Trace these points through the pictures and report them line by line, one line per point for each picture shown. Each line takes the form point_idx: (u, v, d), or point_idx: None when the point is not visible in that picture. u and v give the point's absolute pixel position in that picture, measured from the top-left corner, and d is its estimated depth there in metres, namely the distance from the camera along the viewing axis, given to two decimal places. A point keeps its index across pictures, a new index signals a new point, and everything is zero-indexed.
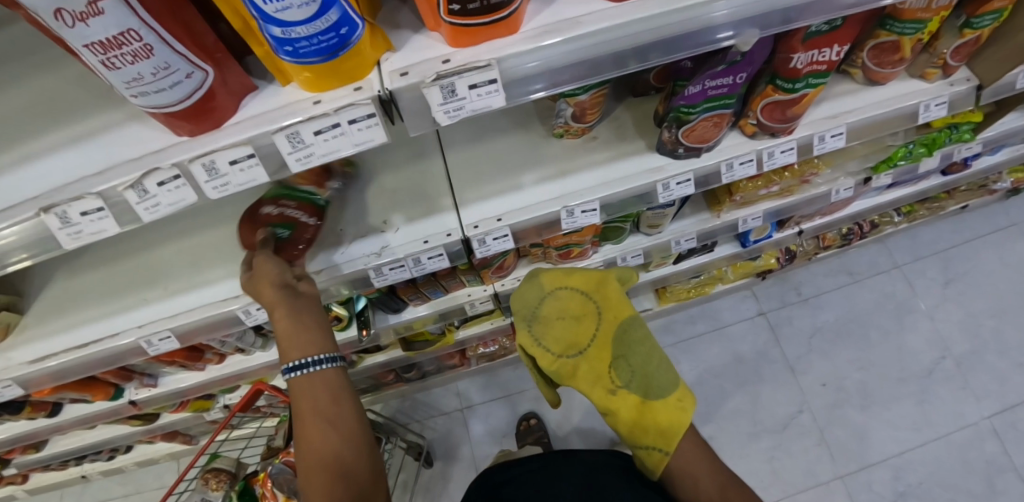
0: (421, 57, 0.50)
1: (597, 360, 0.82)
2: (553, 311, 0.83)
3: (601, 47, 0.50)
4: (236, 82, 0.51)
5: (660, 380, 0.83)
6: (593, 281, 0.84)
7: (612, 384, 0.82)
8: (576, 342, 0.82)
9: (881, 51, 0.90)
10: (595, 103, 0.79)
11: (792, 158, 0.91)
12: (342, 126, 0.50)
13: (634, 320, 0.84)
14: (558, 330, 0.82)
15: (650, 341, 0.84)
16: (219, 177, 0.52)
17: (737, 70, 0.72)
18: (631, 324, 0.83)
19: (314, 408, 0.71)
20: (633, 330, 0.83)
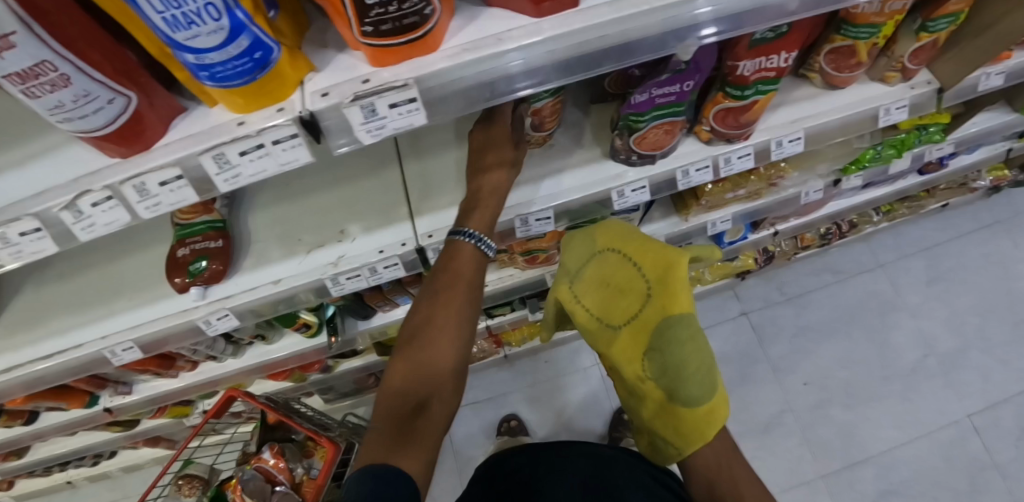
0: (344, 77, 0.51)
1: (633, 338, 0.76)
2: (597, 276, 0.79)
3: (524, 62, 0.51)
4: (164, 105, 0.52)
5: (691, 389, 0.70)
6: (659, 259, 0.75)
7: (642, 371, 0.75)
8: (617, 315, 0.77)
9: (837, 56, 0.90)
10: (554, 111, 0.78)
11: (750, 163, 0.92)
12: (266, 146, 0.51)
13: (688, 317, 0.71)
14: (597, 295, 0.79)
15: (696, 344, 0.71)
16: (150, 198, 0.53)
17: (685, 78, 0.72)
18: (684, 319, 0.71)
19: (466, 277, 0.72)
20: (686, 326, 0.71)
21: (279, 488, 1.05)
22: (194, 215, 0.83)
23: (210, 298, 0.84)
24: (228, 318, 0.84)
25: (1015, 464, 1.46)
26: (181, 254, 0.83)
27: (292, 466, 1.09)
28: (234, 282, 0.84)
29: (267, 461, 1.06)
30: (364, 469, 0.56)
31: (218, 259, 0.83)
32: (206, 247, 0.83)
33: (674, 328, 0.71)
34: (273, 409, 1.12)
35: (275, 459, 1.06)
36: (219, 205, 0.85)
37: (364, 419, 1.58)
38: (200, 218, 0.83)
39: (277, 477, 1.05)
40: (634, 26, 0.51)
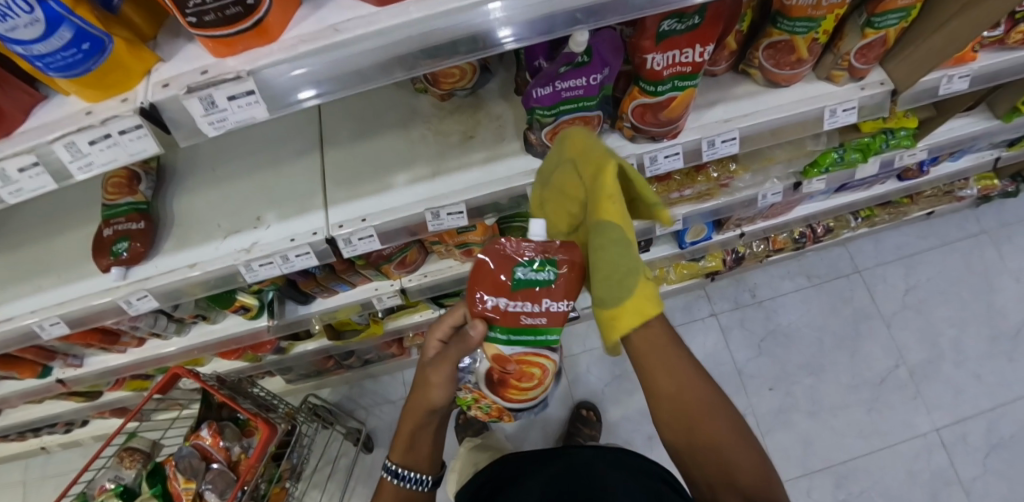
0: (186, 68, 0.51)
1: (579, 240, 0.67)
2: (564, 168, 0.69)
3: (367, 56, 0.50)
4: (21, 93, 0.53)
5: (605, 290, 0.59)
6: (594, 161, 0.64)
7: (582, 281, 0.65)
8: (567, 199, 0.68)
9: (776, 51, 0.86)
10: (520, 374, 0.60)
11: (678, 163, 0.89)
12: (113, 136, 0.51)
13: (596, 224, 0.60)
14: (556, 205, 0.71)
15: (615, 252, 0.59)
16: (11, 184, 0.54)
17: (589, 71, 0.70)
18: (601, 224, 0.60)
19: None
20: (604, 232, 0.60)
21: (214, 465, 1.08)
22: (117, 195, 0.84)
23: (130, 279, 0.85)
24: (148, 299, 0.85)
25: (980, 481, 1.41)
26: (104, 233, 0.84)
27: (229, 445, 1.11)
28: (155, 264, 0.86)
29: (204, 439, 1.09)
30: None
31: (139, 241, 0.84)
32: (128, 228, 0.84)
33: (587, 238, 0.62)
34: (218, 390, 1.13)
35: (212, 438, 1.09)
36: (144, 190, 0.87)
37: (326, 401, 1.61)
38: (122, 197, 0.84)
39: (213, 455, 1.09)
40: (481, 19, 0.50)
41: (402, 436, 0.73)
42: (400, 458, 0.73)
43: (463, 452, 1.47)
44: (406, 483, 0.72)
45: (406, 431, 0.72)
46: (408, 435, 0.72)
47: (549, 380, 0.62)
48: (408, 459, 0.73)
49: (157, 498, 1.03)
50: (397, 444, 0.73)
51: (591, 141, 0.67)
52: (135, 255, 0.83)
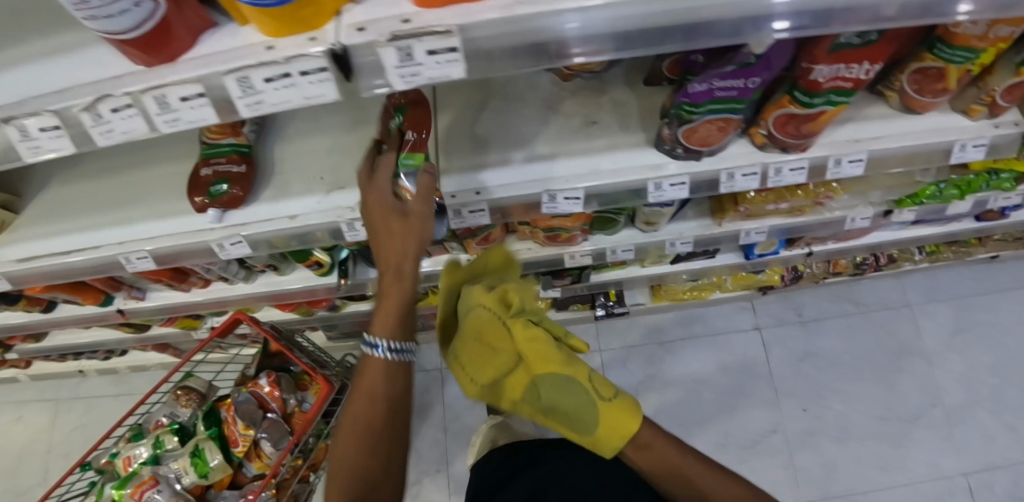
0: (384, 13, 0.47)
1: (518, 382, 0.66)
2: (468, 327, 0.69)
3: (577, 30, 0.47)
4: (193, 16, 0.50)
5: (578, 406, 0.63)
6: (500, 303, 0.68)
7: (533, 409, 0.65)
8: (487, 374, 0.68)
9: (924, 76, 0.81)
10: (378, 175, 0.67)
11: (801, 179, 0.86)
12: (293, 77, 0.48)
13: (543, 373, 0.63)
14: (471, 351, 0.68)
15: (566, 395, 0.62)
16: (170, 112, 0.52)
17: (751, 73, 0.67)
18: (547, 380, 0.63)
19: (375, 395, 0.62)
20: (544, 386, 0.63)
21: (269, 415, 1.07)
22: (223, 134, 0.81)
23: (225, 221, 0.83)
24: (241, 245, 0.83)
25: None
26: (204, 173, 0.82)
27: (285, 396, 1.10)
28: (253, 210, 0.83)
29: (262, 388, 1.07)
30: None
31: (240, 185, 0.81)
32: (228, 170, 0.81)
33: (530, 392, 0.65)
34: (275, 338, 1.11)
35: (270, 388, 1.07)
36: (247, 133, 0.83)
37: None
38: (227, 137, 0.81)
39: (270, 405, 1.07)
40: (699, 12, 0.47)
41: (375, 388, 0.62)
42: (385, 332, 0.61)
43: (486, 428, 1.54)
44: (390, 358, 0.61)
45: (390, 300, 0.60)
46: (377, 405, 0.61)
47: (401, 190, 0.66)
48: (386, 423, 0.61)
49: (214, 441, 1.01)
50: (364, 416, 0.61)
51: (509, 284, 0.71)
52: (235, 200, 0.81)
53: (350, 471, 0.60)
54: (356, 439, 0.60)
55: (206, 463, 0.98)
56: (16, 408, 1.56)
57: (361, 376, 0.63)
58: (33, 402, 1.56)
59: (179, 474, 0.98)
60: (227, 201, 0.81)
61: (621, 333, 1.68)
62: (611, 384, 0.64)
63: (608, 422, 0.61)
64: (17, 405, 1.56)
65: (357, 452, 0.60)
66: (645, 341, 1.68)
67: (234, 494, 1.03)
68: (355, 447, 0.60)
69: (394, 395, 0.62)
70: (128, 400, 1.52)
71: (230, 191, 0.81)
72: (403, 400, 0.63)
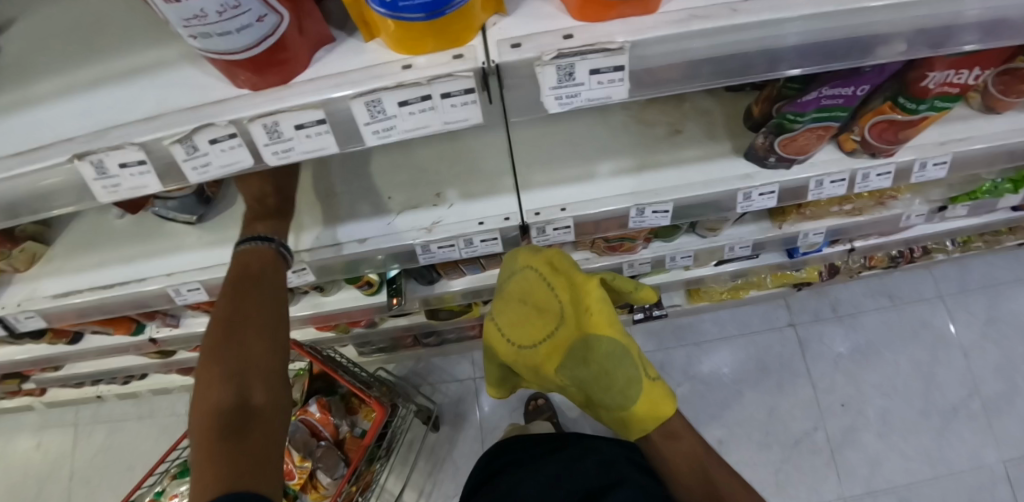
0: (537, 28, 0.42)
1: (550, 355, 0.76)
2: (515, 293, 0.76)
3: (757, 45, 0.44)
4: (312, 31, 0.44)
5: (619, 377, 0.74)
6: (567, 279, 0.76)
7: (560, 379, 0.77)
8: (532, 336, 0.76)
9: (1011, 78, 0.79)
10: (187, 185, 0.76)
11: (887, 183, 0.84)
12: (434, 100, 0.43)
13: (599, 342, 0.73)
14: (514, 314, 0.76)
15: (618, 366, 0.74)
16: (282, 141, 0.46)
17: (864, 81, 0.64)
18: (604, 346, 0.73)
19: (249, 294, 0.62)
20: (597, 352, 0.73)
21: (323, 443, 1.01)
22: None
23: (285, 248, 0.77)
24: (304, 272, 0.79)
25: None
26: None
27: (337, 421, 1.05)
28: (318, 234, 0.77)
29: (313, 415, 1.02)
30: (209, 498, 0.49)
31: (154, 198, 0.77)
32: None
33: (570, 357, 0.75)
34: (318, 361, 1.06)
35: (321, 414, 1.01)
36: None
37: (394, 376, 1.54)
38: None
39: (322, 433, 1.01)
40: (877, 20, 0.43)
41: (257, 281, 0.63)
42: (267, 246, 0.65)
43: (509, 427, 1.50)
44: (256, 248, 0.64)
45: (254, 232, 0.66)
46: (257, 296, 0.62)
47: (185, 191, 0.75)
48: (272, 312, 0.63)
49: None
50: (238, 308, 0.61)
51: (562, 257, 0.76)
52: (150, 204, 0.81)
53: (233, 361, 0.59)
54: (237, 329, 0.60)
55: None
56: (31, 437, 1.47)
57: (240, 275, 0.63)
58: (48, 430, 1.47)
59: None
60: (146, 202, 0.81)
61: (656, 335, 1.66)
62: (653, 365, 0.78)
63: (648, 400, 0.76)
64: (29, 433, 1.48)
65: (243, 345, 0.60)
66: (680, 342, 1.66)
67: None
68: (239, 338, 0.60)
69: (274, 290, 0.64)
70: (152, 426, 1.44)
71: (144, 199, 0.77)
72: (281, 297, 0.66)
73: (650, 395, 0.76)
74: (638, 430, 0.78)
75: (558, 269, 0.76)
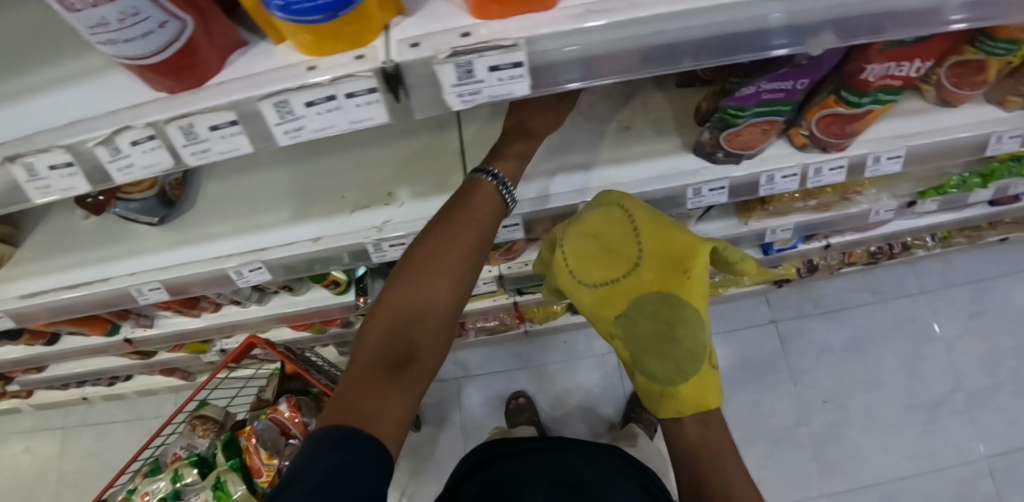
0: (437, 27, 0.43)
1: (613, 298, 0.74)
2: (591, 228, 0.73)
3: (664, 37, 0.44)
4: (222, 36, 0.45)
5: (682, 350, 0.68)
6: (665, 233, 0.71)
7: (615, 327, 0.75)
8: (598, 274, 0.75)
9: (963, 70, 0.79)
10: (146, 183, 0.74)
11: (839, 177, 0.84)
12: (338, 100, 0.43)
13: (681, 303, 0.69)
14: (586, 249, 0.75)
15: (686, 336, 0.68)
16: (198, 142, 0.47)
17: (802, 74, 0.64)
18: (682, 310, 0.68)
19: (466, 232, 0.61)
20: (676, 313, 0.69)
21: (292, 441, 1.01)
22: None
23: (244, 247, 0.77)
24: (260, 271, 0.78)
25: None
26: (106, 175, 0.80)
27: (307, 421, 1.03)
28: (279, 234, 0.77)
29: (282, 414, 1.02)
30: (328, 428, 0.50)
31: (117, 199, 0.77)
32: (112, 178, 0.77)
33: (635, 305, 0.72)
34: (292, 361, 1.06)
35: (291, 413, 1.01)
36: (162, 176, 0.75)
37: None
38: None
39: (291, 430, 1.01)
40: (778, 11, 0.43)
41: (470, 225, 0.62)
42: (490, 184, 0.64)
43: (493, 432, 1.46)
44: (489, 188, 0.63)
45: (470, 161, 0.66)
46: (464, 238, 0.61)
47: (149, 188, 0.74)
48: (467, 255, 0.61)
49: (237, 471, 0.96)
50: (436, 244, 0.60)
51: (660, 216, 0.73)
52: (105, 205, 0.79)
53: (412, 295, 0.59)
54: (428, 265, 0.60)
55: (230, 495, 0.94)
56: (22, 440, 1.50)
57: (453, 209, 0.62)
58: (38, 433, 1.50)
59: None
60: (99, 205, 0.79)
61: None
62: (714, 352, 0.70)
63: (693, 384, 0.67)
64: (20, 436, 1.50)
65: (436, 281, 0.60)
66: None
67: None
68: (425, 273, 0.60)
69: (484, 239, 0.63)
70: (139, 427, 1.47)
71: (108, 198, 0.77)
72: (485, 249, 0.64)
73: (706, 384, 0.68)
74: (669, 412, 0.69)
75: (662, 222, 0.72)
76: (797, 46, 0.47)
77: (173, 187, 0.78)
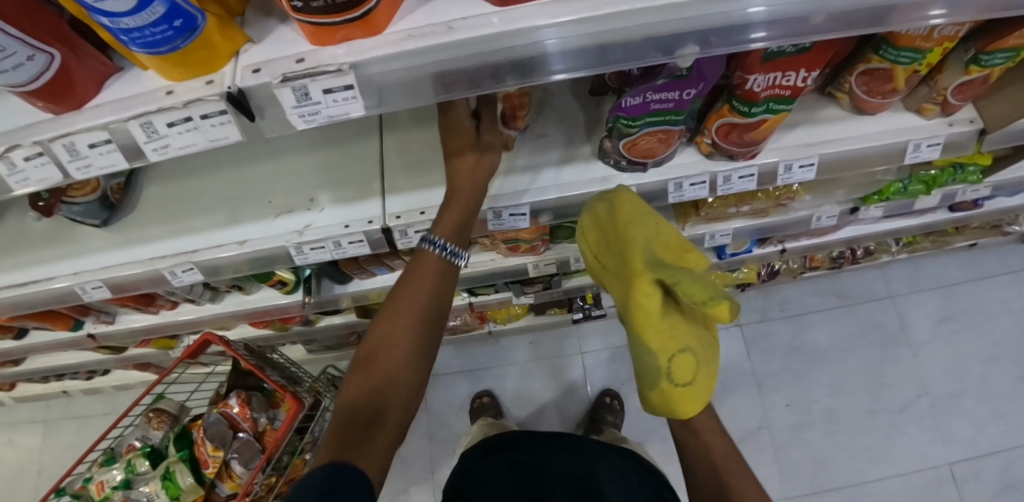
0: (279, 53, 0.47)
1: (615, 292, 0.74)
2: (598, 223, 0.75)
3: (490, 56, 0.46)
4: (95, 65, 0.49)
5: (640, 370, 0.65)
6: (635, 247, 0.66)
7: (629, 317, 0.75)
8: (609, 266, 0.75)
9: (872, 78, 0.81)
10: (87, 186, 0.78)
11: (752, 185, 0.85)
12: (194, 121, 0.48)
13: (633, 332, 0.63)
14: (599, 241, 0.76)
15: (641, 361, 0.64)
16: (80, 158, 0.52)
17: (686, 85, 0.65)
18: (634, 334, 0.63)
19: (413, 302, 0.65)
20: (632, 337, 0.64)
21: (241, 435, 1.06)
22: None
23: (177, 249, 0.81)
24: (193, 272, 0.82)
25: None
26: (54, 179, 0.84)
27: (256, 415, 1.08)
28: (209, 236, 0.82)
29: (232, 408, 1.06)
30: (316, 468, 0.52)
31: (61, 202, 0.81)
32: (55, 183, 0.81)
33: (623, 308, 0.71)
34: (249, 359, 1.09)
35: (240, 408, 1.06)
36: (104, 181, 0.80)
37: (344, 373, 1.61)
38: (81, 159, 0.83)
39: (241, 425, 1.06)
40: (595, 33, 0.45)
41: (416, 294, 0.66)
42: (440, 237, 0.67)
43: (476, 427, 1.46)
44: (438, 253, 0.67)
45: (451, 221, 0.68)
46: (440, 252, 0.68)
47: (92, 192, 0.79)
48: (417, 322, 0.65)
49: (185, 462, 1.01)
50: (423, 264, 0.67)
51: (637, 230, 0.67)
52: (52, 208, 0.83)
53: (385, 357, 0.63)
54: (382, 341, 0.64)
55: (178, 485, 0.99)
56: (8, 430, 1.58)
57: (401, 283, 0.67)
58: (22, 425, 1.58)
59: (150, 497, 0.99)
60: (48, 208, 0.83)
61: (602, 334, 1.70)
62: (689, 375, 0.62)
63: (658, 400, 0.64)
64: (6, 428, 1.59)
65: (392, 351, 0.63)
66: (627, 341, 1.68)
67: None
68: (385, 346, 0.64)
69: (427, 308, 0.66)
70: None
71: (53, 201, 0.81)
72: (436, 315, 0.67)
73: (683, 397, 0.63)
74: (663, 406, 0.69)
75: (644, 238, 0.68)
76: (632, 62, 0.48)
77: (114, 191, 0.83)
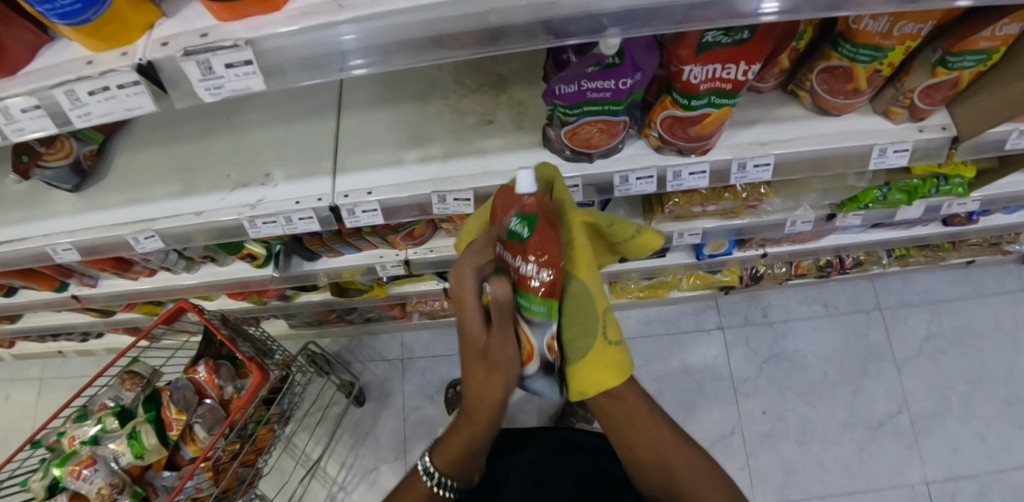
0: (186, 28, 0.49)
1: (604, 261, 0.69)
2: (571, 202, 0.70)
3: (386, 35, 0.48)
4: (28, 37, 0.52)
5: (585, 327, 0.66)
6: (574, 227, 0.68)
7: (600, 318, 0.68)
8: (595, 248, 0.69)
9: (831, 76, 0.79)
10: (61, 149, 0.83)
11: (703, 182, 0.84)
12: (111, 90, 0.50)
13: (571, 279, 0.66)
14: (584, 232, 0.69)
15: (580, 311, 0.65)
16: (13, 123, 0.54)
17: (620, 74, 0.63)
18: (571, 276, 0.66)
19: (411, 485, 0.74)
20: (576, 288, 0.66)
21: (206, 401, 1.11)
22: None
23: (138, 217, 0.85)
24: (154, 239, 0.86)
25: None
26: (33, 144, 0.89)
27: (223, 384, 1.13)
28: (167, 206, 0.85)
29: (200, 374, 1.12)
30: None
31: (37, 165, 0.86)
32: (32, 146, 0.86)
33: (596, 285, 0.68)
34: (220, 330, 1.13)
35: (207, 375, 1.11)
36: (77, 147, 0.84)
37: (324, 350, 1.65)
38: None
39: (207, 392, 1.12)
40: (484, 17, 0.47)
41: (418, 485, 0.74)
42: (441, 463, 0.73)
43: None
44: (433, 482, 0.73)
45: (456, 442, 0.71)
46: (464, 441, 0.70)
47: (64, 156, 0.83)
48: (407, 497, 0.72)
49: (150, 423, 1.04)
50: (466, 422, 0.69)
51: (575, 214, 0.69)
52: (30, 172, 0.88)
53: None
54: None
55: (143, 445, 1.02)
56: (9, 386, 1.68)
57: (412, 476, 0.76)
58: (23, 380, 1.67)
59: (116, 455, 1.02)
60: (27, 172, 0.88)
61: None
62: (615, 331, 0.68)
63: (592, 360, 0.65)
64: (6, 383, 1.68)
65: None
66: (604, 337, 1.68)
67: (172, 475, 1.06)
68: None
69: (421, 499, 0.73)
70: None
71: (30, 164, 0.86)
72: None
73: (591, 366, 0.65)
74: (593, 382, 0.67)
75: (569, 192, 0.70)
76: (526, 46, 0.49)
77: (88, 158, 0.87)
